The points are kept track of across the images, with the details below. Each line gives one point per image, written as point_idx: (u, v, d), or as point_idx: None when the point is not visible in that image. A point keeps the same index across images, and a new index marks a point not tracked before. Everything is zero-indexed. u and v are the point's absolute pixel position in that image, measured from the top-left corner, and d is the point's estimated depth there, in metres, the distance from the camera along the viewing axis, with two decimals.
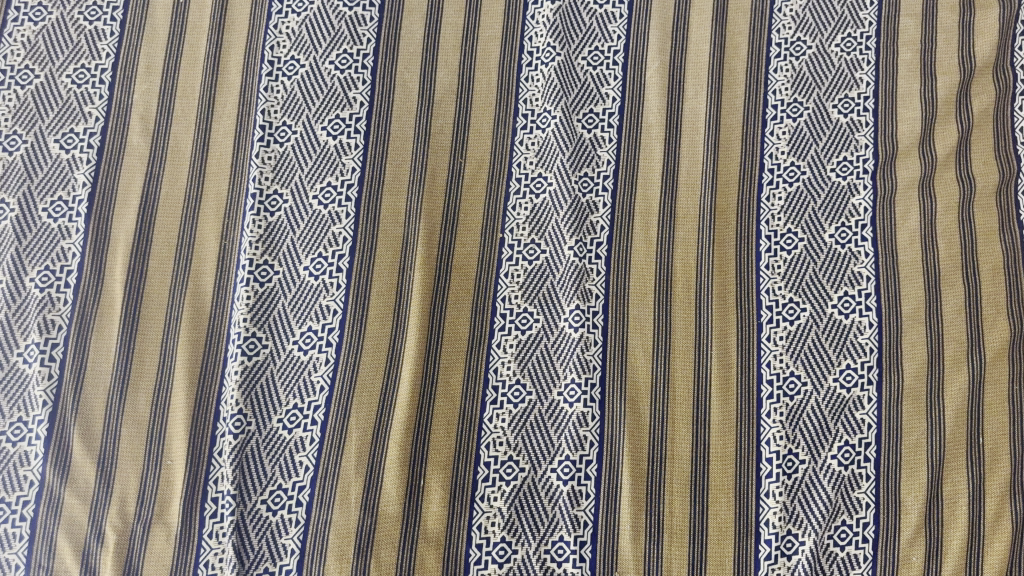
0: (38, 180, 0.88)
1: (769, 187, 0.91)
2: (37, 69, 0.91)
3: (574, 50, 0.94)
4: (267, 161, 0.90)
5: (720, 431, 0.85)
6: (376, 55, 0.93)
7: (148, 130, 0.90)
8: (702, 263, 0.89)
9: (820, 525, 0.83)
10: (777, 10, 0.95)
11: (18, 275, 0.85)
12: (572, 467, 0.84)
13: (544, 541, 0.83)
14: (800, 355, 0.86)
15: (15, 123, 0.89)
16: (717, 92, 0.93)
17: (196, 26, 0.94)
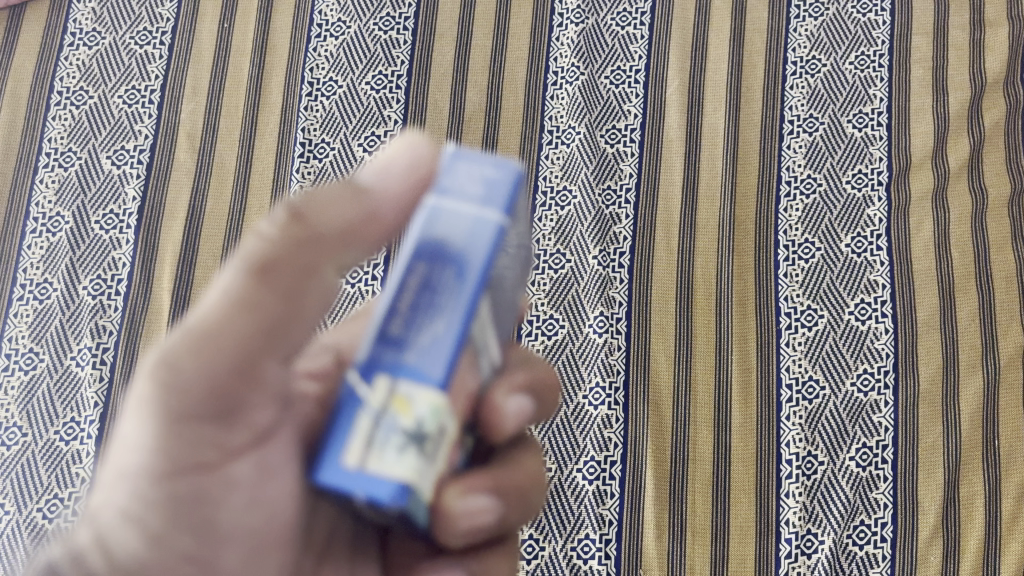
0: (92, 194, 0.94)
1: (787, 199, 0.94)
2: (91, 90, 0.97)
3: (597, 69, 0.98)
4: (306, 176, 0.94)
5: (741, 433, 0.88)
6: (409, 76, 0.98)
7: (194, 147, 0.96)
8: (722, 271, 0.93)
9: (839, 524, 0.85)
10: (792, 30, 0.99)
11: (72, 284, 0.91)
12: (598, 467, 0.87)
13: (570, 540, 0.85)
14: (819, 360, 0.89)
15: (71, 140, 0.95)
16: (735, 107, 0.97)
17: (240, 49, 0.99)
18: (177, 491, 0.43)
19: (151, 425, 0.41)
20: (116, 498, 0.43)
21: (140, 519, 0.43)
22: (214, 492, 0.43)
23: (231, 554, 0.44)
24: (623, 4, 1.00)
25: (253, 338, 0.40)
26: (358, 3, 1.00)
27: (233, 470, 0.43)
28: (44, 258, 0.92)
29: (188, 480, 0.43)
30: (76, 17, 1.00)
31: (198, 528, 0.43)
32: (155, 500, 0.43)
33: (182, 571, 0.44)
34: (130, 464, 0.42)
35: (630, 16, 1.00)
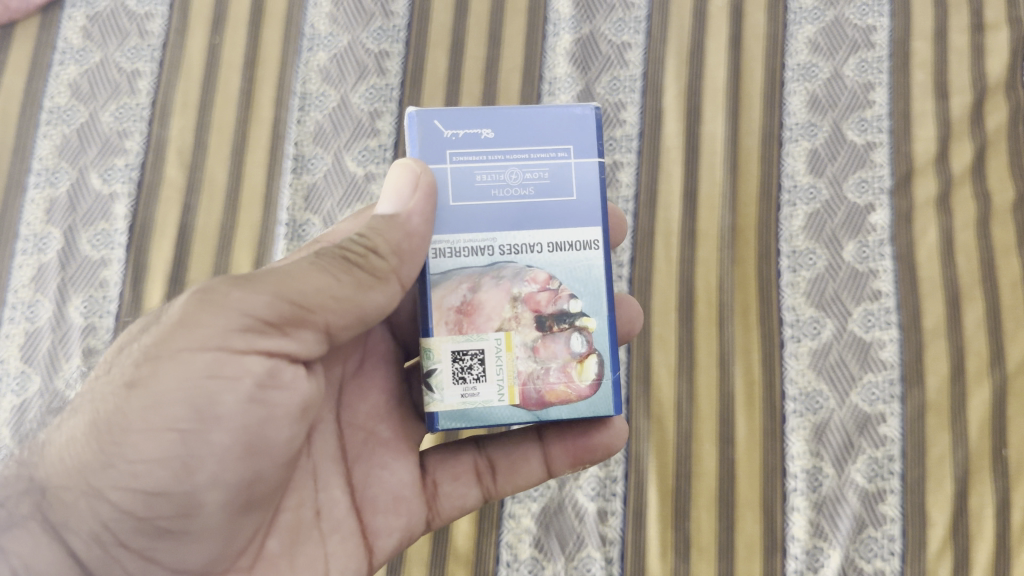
0: (82, 212, 0.92)
1: (788, 207, 0.93)
2: (81, 108, 0.95)
3: (593, 78, 0.97)
4: (299, 191, 0.93)
5: (746, 446, 0.86)
6: (402, 88, 0.97)
7: (184, 163, 0.94)
8: (723, 281, 0.91)
9: (847, 539, 0.83)
10: (790, 36, 0.97)
11: (62, 305, 0.89)
12: (600, 484, 0.85)
13: (572, 559, 0.83)
14: (824, 371, 0.87)
15: (61, 158, 0.94)
16: (733, 115, 0.96)
17: (230, 63, 0.97)
18: (186, 368, 0.47)
19: (197, 299, 0.47)
20: (130, 375, 0.48)
21: (149, 389, 0.47)
22: (217, 379, 0.47)
23: (216, 440, 0.48)
24: (618, 13, 0.99)
25: (332, 298, 0.49)
26: (349, 15, 0.99)
27: (240, 363, 0.47)
28: (34, 278, 0.90)
29: (208, 357, 0.47)
30: (64, 32, 0.98)
31: (193, 410, 0.47)
32: (171, 372, 0.47)
33: (168, 444, 0.47)
34: (162, 331, 0.48)
35: (626, 24, 0.98)
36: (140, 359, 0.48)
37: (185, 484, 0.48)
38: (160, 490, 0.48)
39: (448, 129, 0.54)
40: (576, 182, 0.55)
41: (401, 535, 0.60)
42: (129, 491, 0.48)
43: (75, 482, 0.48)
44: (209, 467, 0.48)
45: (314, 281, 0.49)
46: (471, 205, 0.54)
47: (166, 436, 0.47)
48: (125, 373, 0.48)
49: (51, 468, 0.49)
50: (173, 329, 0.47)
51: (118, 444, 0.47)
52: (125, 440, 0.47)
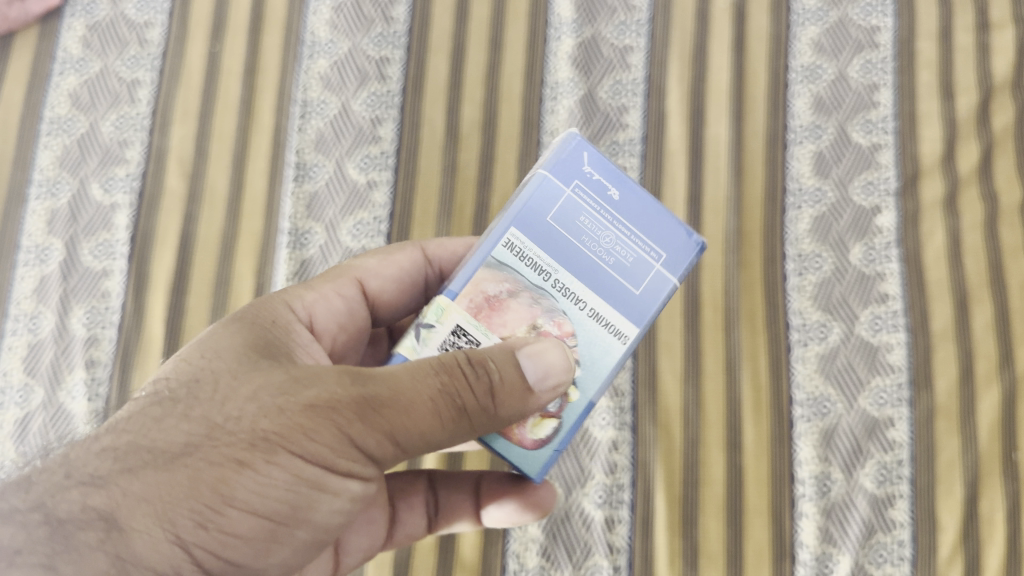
0: (83, 223, 0.92)
1: (795, 211, 0.92)
2: (81, 118, 0.95)
3: (595, 82, 0.96)
4: (300, 199, 0.93)
5: (755, 452, 0.85)
6: (403, 95, 0.96)
7: (185, 172, 0.94)
8: (729, 286, 0.90)
9: (857, 545, 0.82)
10: (794, 37, 0.96)
11: (64, 316, 0.88)
12: (607, 492, 0.84)
13: (580, 568, 0.83)
14: (832, 375, 0.87)
15: (62, 169, 0.93)
16: (737, 117, 0.95)
17: (229, 71, 0.97)
18: (297, 476, 0.47)
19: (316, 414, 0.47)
20: (241, 458, 0.46)
21: (262, 476, 0.47)
22: (321, 492, 0.49)
23: (299, 535, 0.50)
24: (620, 16, 0.98)
25: (425, 438, 0.48)
26: (349, 21, 0.98)
27: (343, 483, 0.49)
28: (36, 289, 0.90)
29: (319, 472, 0.48)
30: (63, 42, 0.97)
31: (291, 509, 0.48)
32: (286, 472, 0.47)
33: (262, 529, 0.48)
34: (288, 427, 0.47)
35: (627, 28, 0.98)
36: (253, 443, 0.47)
37: (262, 562, 0.49)
38: (240, 563, 0.48)
39: (591, 165, 0.56)
40: (647, 282, 0.54)
41: (365, 552, 0.64)
42: (213, 556, 0.47)
43: (156, 530, 0.45)
44: (284, 552, 0.50)
45: (425, 420, 0.47)
46: (558, 232, 0.54)
47: (260, 525, 0.48)
48: (233, 449, 0.47)
49: (132, 509, 0.46)
50: (294, 433, 0.47)
51: (218, 518, 0.46)
52: (226, 511, 0.46)
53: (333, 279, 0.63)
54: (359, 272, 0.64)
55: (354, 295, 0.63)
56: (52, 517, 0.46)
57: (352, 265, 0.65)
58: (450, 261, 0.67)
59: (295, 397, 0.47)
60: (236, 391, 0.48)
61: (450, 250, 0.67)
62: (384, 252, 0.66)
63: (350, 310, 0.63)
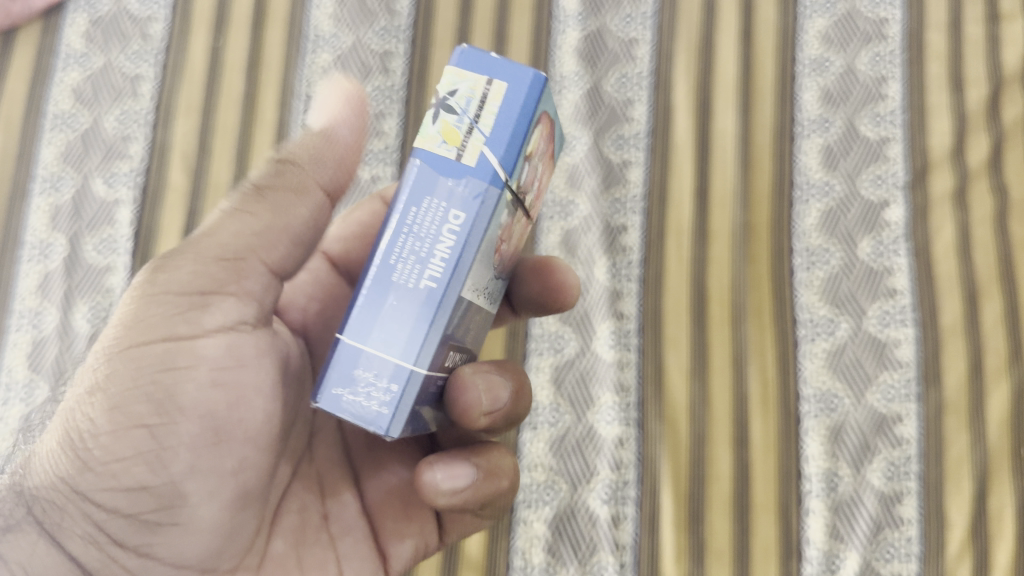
0: (86, 219, 0.91)
1: (803, 205, 0.91)
2: (84, 114, 0.94)
3: (600, 76, 0.95)
4: None
5: (762, 448, 0.85)
6: (406, 89, 0.95)
7: (189, 168, 0.93)
8: (736, 281, 0.90)
9: (865, 543, 0.82)
10: (802, 29, 0.95)
11: (68, 313, 0.88)
12: (613, 488, 0.83)
13: (585, 564, 0.82)
14: (840, 371, 0.86)
15: (65, 165, 0.93)
16: (745, 110, 0.94)
17: (231, 66, 0.96)
18: (137, 363, 0.47)
19: (140, 292, 0.49)
20: (92, 379, 0.48)
21: (111, 392, 0.47)
22: (170, 369, 0.47)
23: (183, 428, 0.47)
24: (626, 8, 0.97)
25: (238, 232, 0.48)
26: (353, 15, 0.97)
27: (192, 347, 0.48)
28: (39, 286, 0.89)
29: (161, 348, 0.47)
30: (66, 37, 0.97)
31: (154, 405, 0.47)
32: (128, 365, 0.47)
33: (140, 441, 0.46)
34: (120, 331, 0.48)
35: (632, 20, 0.97)
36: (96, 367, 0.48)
37: (162, 476, 0.47)
38: (139, 485, 0.47)
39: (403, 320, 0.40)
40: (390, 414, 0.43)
41: (414, 543, 0.59)
42: (112, 491, 0.47)
43: (58, 492, 0.47)
44: (183, 458, 0.47)
45: (232, 225, 0.48)
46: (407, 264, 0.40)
47: (135, 433, 0.46)
48: (86, 386, 0.48)
49: (36, 479, 0.48)
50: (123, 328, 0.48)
51: (90, 449, 0.47)
52: (94, 442, 0.46)
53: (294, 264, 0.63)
54: (325, 247, 0.63)
55: (318, 266, 0.62)
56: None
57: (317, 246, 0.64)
58: None
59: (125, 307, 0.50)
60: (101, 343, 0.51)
61: None
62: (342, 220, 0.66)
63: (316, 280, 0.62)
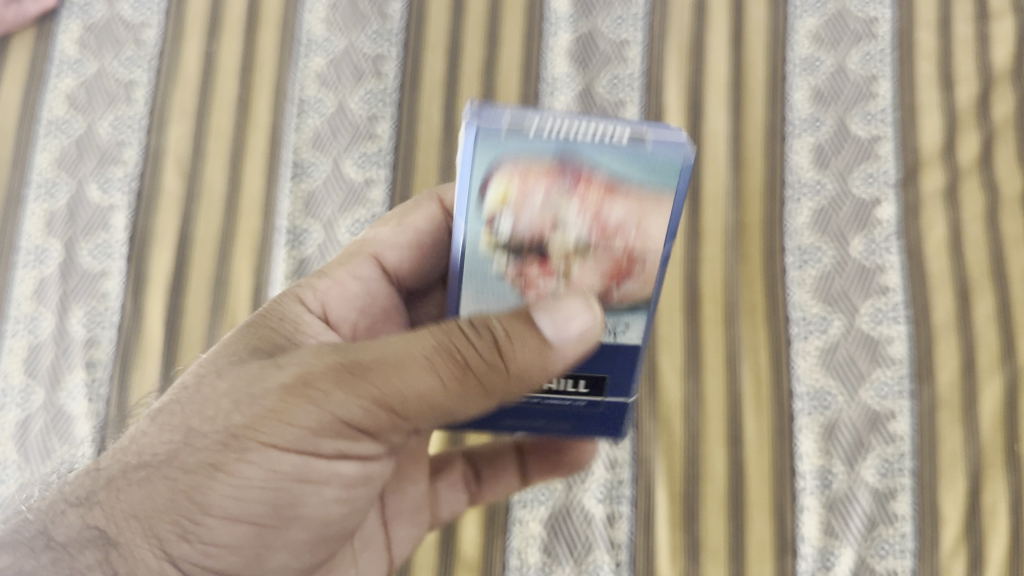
0: (81, 224, 0.92)
1: (795, 204, 0.92)
2: (78, 119, 0.95)
3: (592, 78, 0.96)
4: (299, 197, 0.93)
5: (756, 446, 0.85)
6: (399, 92, 0.96)
7: (183, 172, 0.94)
8: (729, 278, 0.90)
9: (860, 539, 0.82)
10: (792, 29, 0.96)
11: (64, 317, 0.89)
12: (608, 488, 0.84)
13: (581, 564, 0.82)
14: (833, 368, 0.86)
15: (60, 170, 0.93)
16: (736, 110, 0.94)
17: (225, 70, 0.96)
18: (280, 472, 0.47)
19: (293, 394, 0.46)
20: (217, 457, 0.46)
21: (235, 479, 0.46)
22: (309, 484, 0.49)
23: (289, 533, 0.51)
24: (617, 9, 0.98)
25: (421, 402, 0.46)
26: (345, 18, 0.98)
27: (332, 467, 0.49)
28: (34, 291, 0.90)
29: (299, 461, 0.48)
30: (60, 43, 0.97)
31: (275, 508, 0.49)
32: (260, 467, 0.47)
33: (244, 532, 0.48)
34: (256, 417, 0.46)
35: (623, 22, 0.97)
36: (225, 442, 0.46)
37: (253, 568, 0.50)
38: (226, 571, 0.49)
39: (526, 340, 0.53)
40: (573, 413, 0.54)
41: (415, 540, 0.67)
42: (198, 566, 0.47)
43: (140, 544, 0.46)
44: (279, 555, 0.51)
45: (415, 381, 0.45)
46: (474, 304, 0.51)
47: (245, 528, 0.48)
48: (208, 451, 0.47)
49: (119, 524, 0.46)
50: (264, 420, 0.46)
51: (198, 526, 0.47)
52: (203, 520, 0.47)
53: (345, 262, 0.64)
54: (373, 246, 0.64)
55: (370, 274, 0.64)
56: (52, 543, 0.47)
57: (368, 240, 0.65)
58: None
59: (268, 381, 0.47)
60: (219, 390, 0.48)
61: None
62: (397, 218, 0.65)
63: (370, 291, 0.63)
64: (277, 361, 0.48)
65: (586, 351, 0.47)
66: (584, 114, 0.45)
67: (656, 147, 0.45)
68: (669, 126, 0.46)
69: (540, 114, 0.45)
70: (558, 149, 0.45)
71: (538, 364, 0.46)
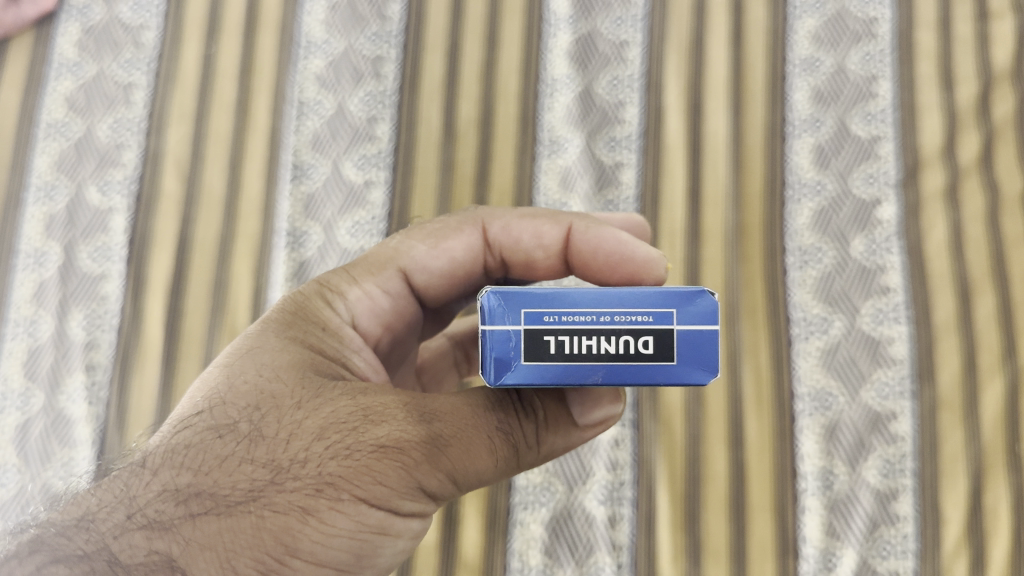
0: (80, 226, 0.92)
1: (795, 204, 0.91)
2: (77, 122, 0.94)
3: (592, 79, 0.96)
4: (298, 199, 0.93)
5: (758, 447, 0.85)
6: (398, 94, 0.96)
7: (182, 175, 0.93)
8: (729, 279, 0.90)
9: (862, 540, 0.82)
10: (792, 29, 0.95)
11: (63, 320, 0.89)
12: (609, 489, 0.84)
13: (582, 565, 0.82)
14: (835, 368, 0.86)
15: (59, 173, 0.93)
16: (736, 111, 0.94)
17: (224, 72, 0.96)
18: (363, 524, 0.45)
19: (402, 458, 0.45)
20: (306, 498, 0.44)
21: (324, 526, 0.44)
22: (387, 537, 0.46)
23: None
24: (616, 10, 0.97)
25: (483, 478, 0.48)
26: (344, 20, 0.98)
27: (406, 524, 0.47)
28: (34, 294, 0.90)
29: (383, 516, 0.45)
30: (58, 46, 0.97)
31: (353, 557, 0.46)
32: (350, 518, 0.44)
33: None
34: (354, 470, 0.45)
35: (623, 23, 0.97)
36: (320, 488, 0.44)
37: None
38: None
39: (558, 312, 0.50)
40: None
41: None
42: None
43: None
44: None
45: (479, 461, 0.47)
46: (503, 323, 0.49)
47: None
48: (298, 494, 0.44)
49: (197, 556, 0.42)
50: (361, 475, 0.45)
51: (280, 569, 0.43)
52: (288, 563, 0.43)
53: (374, 271, 0.62)
54: (404, 261, 0.63)
55: (397, 289, 0.63)
56: (114, 565, 0.42)
57: (400, 252, 0.64)
58: (514, 247, 0.65)
59: (363, 436, 0.46)
60: (303, 429, 0.46)
61: (515, 237, 0.65)
62: (435, 239, 0.64)
63: (397, 309, 0.63)
64: (370, 414, 0.47)
65: (601, 430, 0.52)
66: (609, 298, 0.41)
67: (678, 366, 0.41)
68: (698, 297, 0.41)
69: (557, 314, 0.41)
70: (561, 369, 0.41)
71: (561, 444, 0.50)
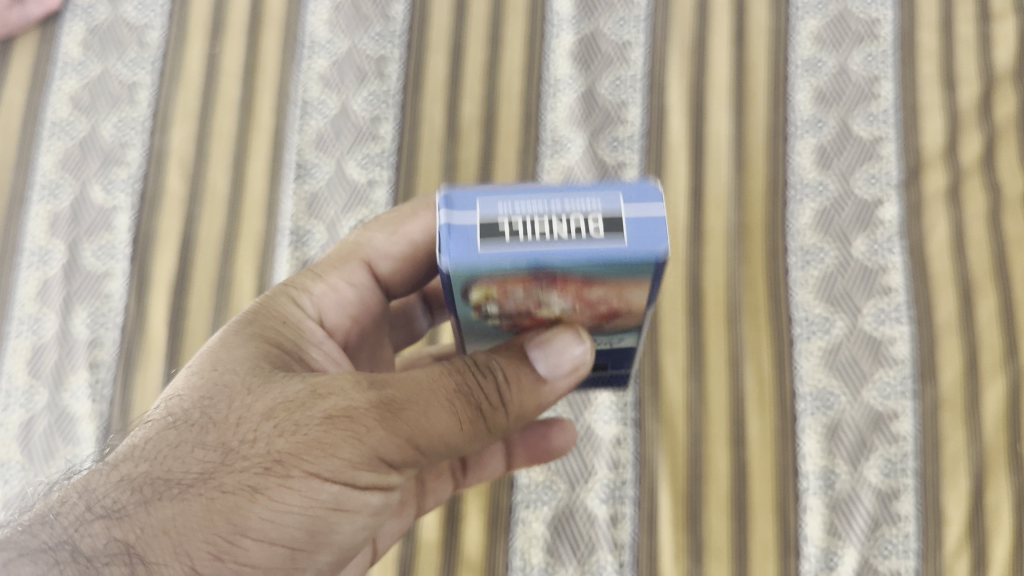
0: (84, 225, 0.92)
1: (798, 205, 0.92)
2: (82, 121, 0.95)
3: (594, 79, 0.96)
4: (302, 197, 0.93)
5: (759, 446, 0.85)
6: (402, 94, 0.96)
7: (186, 174, 0.94)
8: (732, 279, 0.90)
9: (864, 539, 0.82)
10: (795, 30, 0.96)
11: (67, 318, 0.89)
12: (611, 488, 0.84)
13: (584, 564, 0.82)
14: (837, 368, 0.87)
15: (64, 171, 0.94)
16: (738, 111, 0.94)
17: (228, 71, 0.97)
18: (314, 498, 0.46)
19: (350, 428, 0.46)
20: (257, 475, 0.45)
21: (275, 501, 0.45)
22: (341, 509, 0.47)
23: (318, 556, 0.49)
24: (619, 11, 0.98)
25: (439, 448, 0.48)
26: (348, 20, 0.98)
27: (362, 497, 0.48)
28: (38, 292, 0.90)
29: (336, 489, 0.46)
30: (64, 46, 0.97)
31: (309, 531, 0.47)
32: (301, 493, 0.45)
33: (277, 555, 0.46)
34: (303, 445, 0.45)
35: (625, 23, 0.97)
36: (269, 465, 0.45)
37: None
38: None
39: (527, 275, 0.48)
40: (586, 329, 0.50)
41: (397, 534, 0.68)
42: None
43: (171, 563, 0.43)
44: None
45: (437, 425, 0.47)
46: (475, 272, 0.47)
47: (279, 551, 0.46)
48: (248, 472, 0.45)
49: (152, 541, 0.43)
50: (311, 448, 0.45)
51: (234, 546, 0.44)
52: (240, 540, 0.44)
53: (337, 266, 0.63)
54: (366, 253, 0.64)
55: (362, 281, 0.64)
56: (76, 555, 0.43)
57: (361, 244, 0.64)
58: None
59: (311, 410, 0.46)
60: (252, 410, 0.47)
61: None
62: (394, 224, 0.64)
63: (361, 300, 0.64)
64: (317, 388, 0.47)
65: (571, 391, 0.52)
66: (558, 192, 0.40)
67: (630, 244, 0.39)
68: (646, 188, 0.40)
69: (510, 204, 0.40)
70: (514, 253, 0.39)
71: (531, 403, 0.50)
